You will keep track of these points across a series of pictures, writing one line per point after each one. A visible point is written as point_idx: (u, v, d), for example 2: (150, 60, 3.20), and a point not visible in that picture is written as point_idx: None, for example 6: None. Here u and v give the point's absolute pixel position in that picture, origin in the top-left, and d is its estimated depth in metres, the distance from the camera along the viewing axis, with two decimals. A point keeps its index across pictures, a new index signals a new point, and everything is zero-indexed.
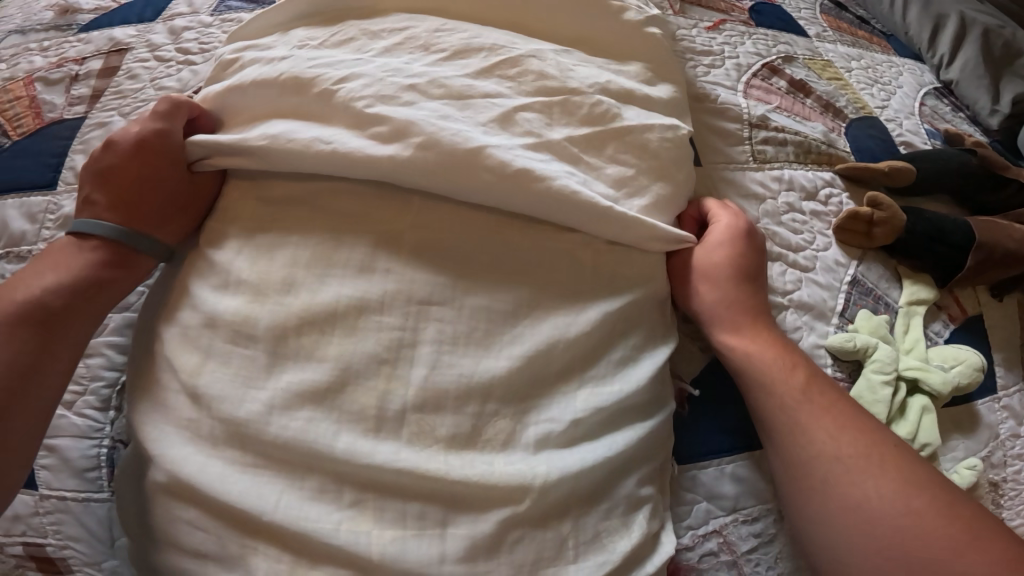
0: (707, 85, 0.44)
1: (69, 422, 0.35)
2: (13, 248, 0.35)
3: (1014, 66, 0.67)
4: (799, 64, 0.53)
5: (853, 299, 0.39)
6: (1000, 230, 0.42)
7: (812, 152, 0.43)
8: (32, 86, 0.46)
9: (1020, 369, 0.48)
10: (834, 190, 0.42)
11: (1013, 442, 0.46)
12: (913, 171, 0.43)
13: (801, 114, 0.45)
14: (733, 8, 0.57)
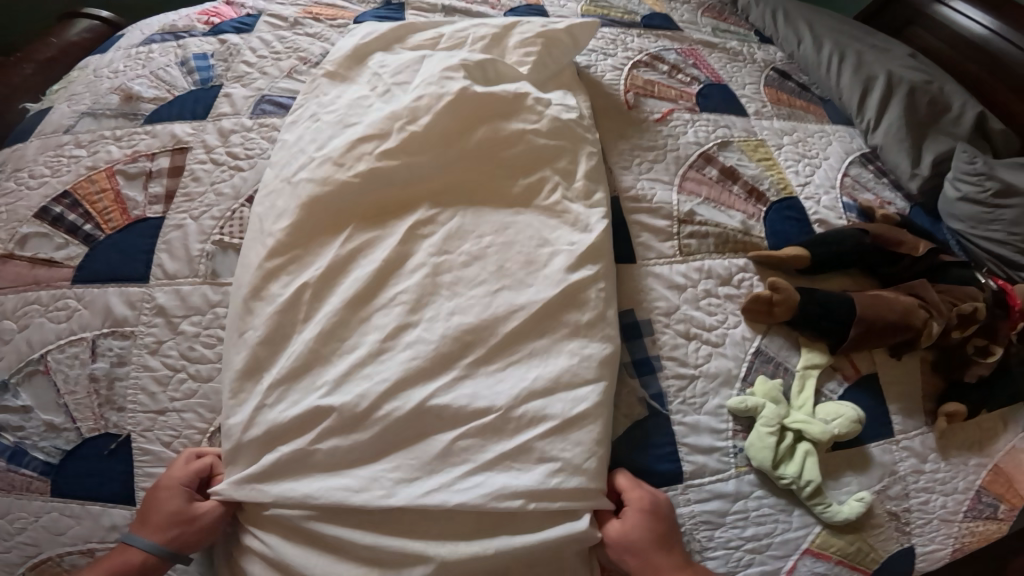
0: (648, 191, 0.56)
1: (165, 455, 0.47)
2: (119, 327, 0.50)
3: (941, 122, 0.79)
4: (733, 148, 0.64)
5: (755, 367, 0.52)
6: (882, 305, 0.53)
7: (729, 242, 0.55)
8: (115, 178, 0.58)
9: (921, 415, 0.62)
10: (746, 274, 0.54)
11: (912, 477, 0.60)
12: (809, 254, 0.54)
13: (726, 203, 0.57)
14: (682, 95, 0.69)
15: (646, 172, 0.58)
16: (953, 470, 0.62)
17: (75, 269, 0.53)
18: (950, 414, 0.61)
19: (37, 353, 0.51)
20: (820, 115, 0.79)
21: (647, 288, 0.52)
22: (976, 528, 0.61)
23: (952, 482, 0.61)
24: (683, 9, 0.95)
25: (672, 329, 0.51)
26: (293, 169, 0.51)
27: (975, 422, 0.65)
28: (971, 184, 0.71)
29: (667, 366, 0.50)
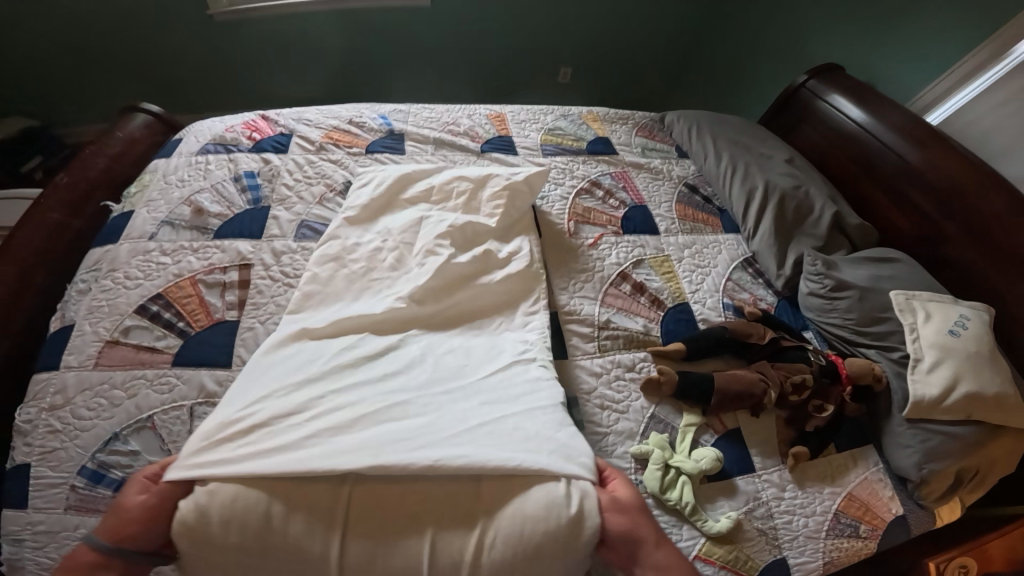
0: (575, 302, 0.85)
1: None
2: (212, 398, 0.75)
3: (805, 224, 1.06)
4: (645, 265, 0.92)
5: (649, 426, 0.77)
6: (734, 380, 0.80)
7: (634, 342, 0.83)
8: (197, 285, 0.84)
9: (775, 455, 0.87)
10: (645, 363, 0.82)
11: (775, 501, 0.83)
12: (684, 347, 0.82)
13: (633, 311, 0.86)
14: (611, 219, 0.98)
15: (580, 294, 0.86)
16: (809, 497, 0.85)
17: (174, 354, 0.79)
18: (798, 453, 0.85)
19: (145, 414, 0.74)
20: (716, 226, 1.07)
21: (574, 377, 0.78)
22: (839, 545, 0.81)
23: (810, 506, 0.84)
24: (621, 130, 1.24)
25: (591, 401, 0.77)
26: (337, 301, 0.77)
27: (826, 460, 0.89)
28: (816, 282, 0.97)
29: (589, 426, 0.76)
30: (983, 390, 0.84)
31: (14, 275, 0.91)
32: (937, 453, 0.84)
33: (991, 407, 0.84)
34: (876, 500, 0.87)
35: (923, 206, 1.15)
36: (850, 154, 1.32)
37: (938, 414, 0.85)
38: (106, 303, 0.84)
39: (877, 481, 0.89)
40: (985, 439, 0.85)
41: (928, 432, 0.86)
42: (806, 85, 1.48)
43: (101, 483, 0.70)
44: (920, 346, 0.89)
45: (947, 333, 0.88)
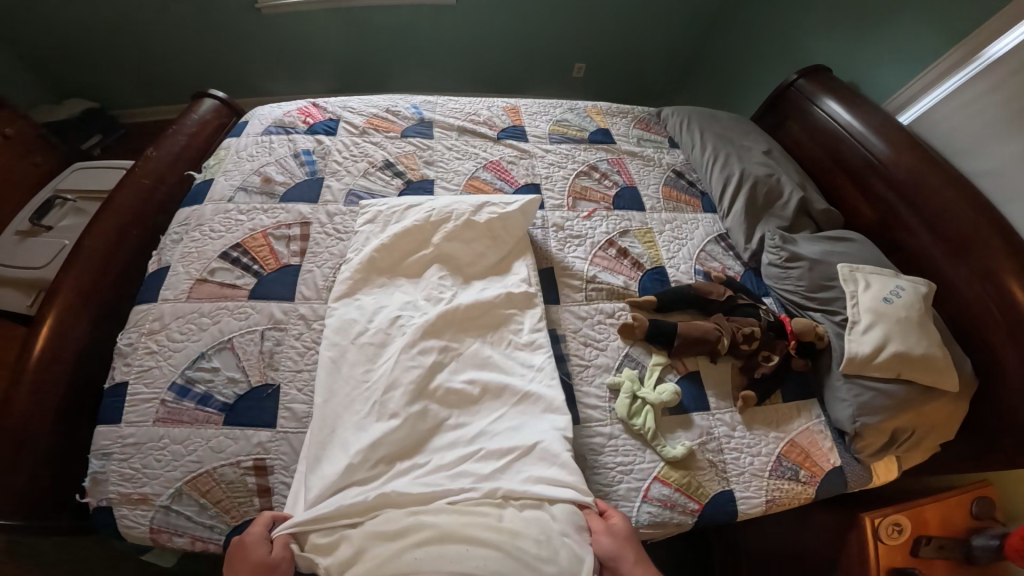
0: (570, 259, 1.12)
1: (299, 397, 0.92)
2: (275, 328, 0.99)
3: (774, 207, 1.24)
4: (631, 236, 1.18)
5: (624, 361, 1.04)
6: (695, 329, 1.05)
7: (616, 294, 1.09)
8: (267, 237, 1.08)
9: (728, 398, 1.06)
10: (623, 311, 1.08)
11: (726, 437, 1.01)
12: (657, 300, 1.07)
13: (615, 269, 1.13)
14: (603, 197, 1.23)
15: (577, 259, 1.12)
16: (757, 439, 1.02)
17: (249, 290, 1.02)
18: (746, 397, 1.03)
19: (225, 338, 0.97)
20: (697, 207, 1.28)
21: (564, 318, 1.06)
22: (781, 485, 0.98)
23: (757, 447, 1.01)
24: (620, 123, 1.43)
25: (576, 338, 1.04)
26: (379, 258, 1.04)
27: (773, 408, 1.07)
28: (776, 254, 1.17)
29: (573, 356, 1.02)
30: (911, 350, 0.99)
31: (112, 232, 1.13)
32: (869, 406, 1.01)
33: (918, 367, 0.99)
34: (817, 450, 1.03)
35: (884, 194, 1.30)
36: (827, 147, 1.47)
37: (871, 370, 1.02)
38: (195, 249, 1.06)
39: (819, 433, 1.06)
40: (913, 397, 1.01)
41: (862, 387, 1.03)
42: (796, 84, 1.63)
43: (184, 398, 0.91)
44: (858, 310, 1.06)
45: (882, 300, 1.05)
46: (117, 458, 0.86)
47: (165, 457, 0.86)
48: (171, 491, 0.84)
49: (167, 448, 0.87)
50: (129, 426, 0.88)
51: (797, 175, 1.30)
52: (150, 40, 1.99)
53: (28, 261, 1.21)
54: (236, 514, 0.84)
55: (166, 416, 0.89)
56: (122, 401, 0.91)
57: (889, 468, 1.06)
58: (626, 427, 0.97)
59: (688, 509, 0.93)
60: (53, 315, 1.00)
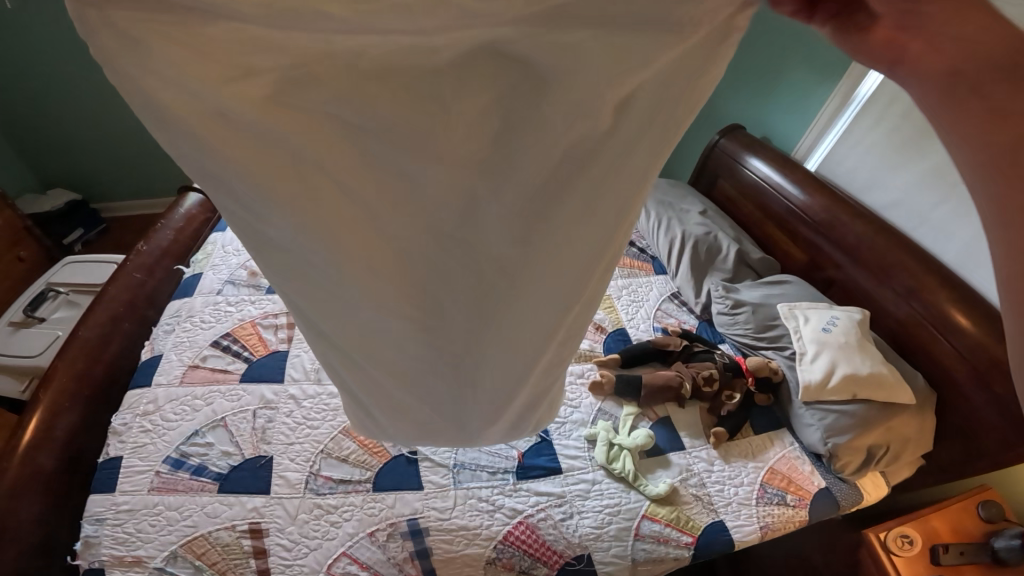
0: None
1: (296, 463, 1.04)
2: (274, 403, 1.10)
3: (715, 262, 1.38)
4: None
5: (597, 415, 1.17)
6: (658, 377, 1.17)
7: (583, 354, 1.25)
8: (255, 327, 1.20)
9: (702, 437, 1.17)
10: (588, 368, 1.23)
11: (705, 469, 1.12)
12: (620, 356, 1.21)
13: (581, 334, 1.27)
14: None
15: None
16: (736, 470, 1.12)
17: (239, 374, 1.13)
18: (717, 434, 1.14)
19: (219, 416, 1.08)
20: (649, 270, 1.45)
21: None
22: (772, 512, 1.07)
23: (737, 477, 1.11)
24: None
25: None
26: None
27: (746, 440, 1.17)
28: (722, 300, 1.31)
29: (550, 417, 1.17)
30: (857, 371, 1.09)
31: (106, 320, 1.19)
32: (835, 427, 1.10)
33: (869, 386, 1.09)
34: (799, 474, 1.13)
35: (809, 235, 1.45)
36: (752, 198, 1.64)
37: (827, 395, 1.12)
38: (187, 339, 1.16)
39: (797, 458, 1.15)
40: (874, 413, 1.10)
41: (825, 411, 1.13)
42: (719, 144, 1.78)
43: (179, 469, 1.01)
44: (803, 343, 1.18)
45: (821, 330, 1.18)
46: (111, 523, 0.94)
47: (160, 522, 0.95)
48: (166, 554, 0.92)
49: (161, 514, 0.95)
50: (123, 494, 0.97)
51: (730, 229, 1.45)
52: (131, 137, 2.11)
53: (20, 352, 1.25)
54: (231, 575, 0.92)
55: (161, 485, 0.98)
56: (116, 472, 1.00)
57: (877, 486, 1.16)
58: (608, 472, 1.10)
59: (683, 542, 1.03)
60: (46, 399, 1.04)
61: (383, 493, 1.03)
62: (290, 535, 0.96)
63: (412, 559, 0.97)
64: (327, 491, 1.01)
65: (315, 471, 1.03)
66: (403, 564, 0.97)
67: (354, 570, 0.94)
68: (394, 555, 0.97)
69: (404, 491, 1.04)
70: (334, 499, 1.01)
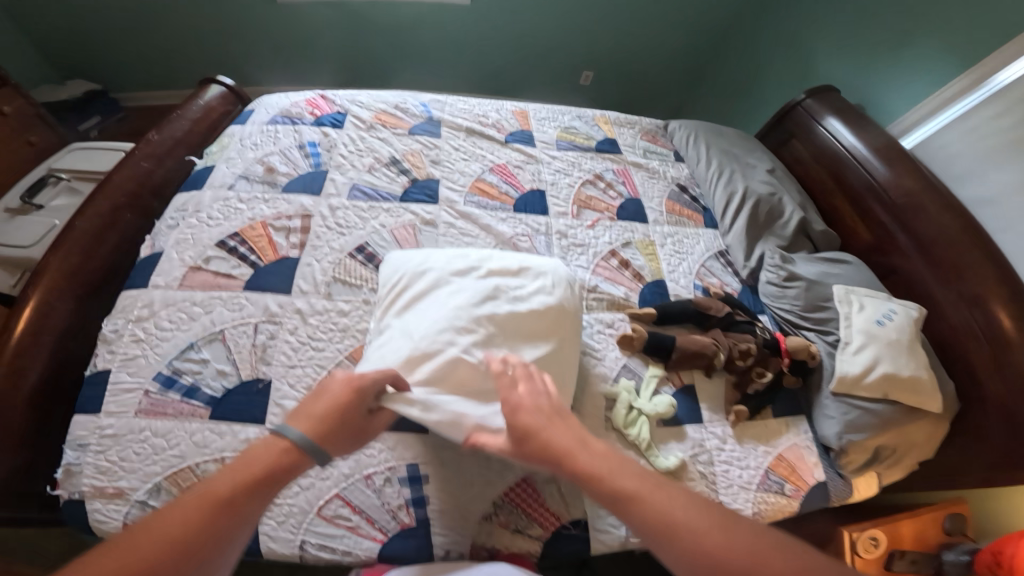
0: (573, 269, 1.14)
1: (292, 394, 0.97)
2: (274, 321, 1.02)
3: (775, 226, 1.30)
4: (634, 247, 1.22)
5: (620, 374, 1.07)
6: (693, 342, 1.09)
7: (617, 303, 1.14)
8: (267, 227, 1.10)
9: (721, 412, 1.08)
10: (619, 318, 1.13)
11: (717, 448, 1.03)
12: (655, 313, 1.11)
13: (616, 280, 1.16)
14: (607, 207, 1.27)
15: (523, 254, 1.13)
16: (746, 452, 1.04)
17: (244, 281, 1.05)
18: (738, 412, 1.05)
19: (217, 330, 1.01)
20: (699, 222, 1.34)
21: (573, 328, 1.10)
22: (766, 499, 0.99)
23: (746, 459, 1.03)
24: (627, 134, 1.49)
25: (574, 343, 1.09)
26: (415, 233, 1.11)
27: (762, 422, 1.08)
28: (775, 269, 1.21)
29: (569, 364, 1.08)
30: (899, 372, 1.01)
31: (107, 212, 1.11)
32: (855, 425, 1.02)
33: (906, 389, 1.01)
34: (802, 464, 1.04)
35: (882, 217, 1.31)
36: (829, 169, 1.49)
37: (860, 390, 1.03)
38: (191, 237, 1.08)
39: (804, 448, 1.07)
40: (897, 417, 1.03)
41: (849, 406, 1.04)
42: (803, 102, 1.65)
43: (170, 390, 0.96)
44: (851, 332, 1.08)
45: (874, 322, 1.08)
46: (94, 450, 0.90)
47: (145, 451, 0.90)
48: (149, 487, 0.88)
49: (148, 442, 0.91)
50: (108, 418, 0.92)
51: (798, 196, 1.37)
52: (159, 22, 1.96)
53: (12, 240, 1.17)
54: None
55: (149, 408, 0.94)
56: (102, 389, 0.95)
57: (868, 485, 1.07)
58: (620, 435, 1.01)
59: None
60: (37, 295, 0.98)
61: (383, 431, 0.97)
62: None
63: (407, 506, 0.91)
64: None
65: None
66: (395, 510, 0.91)
67: (344, 514, 0.89)
68: (389, 502, 0.91)
69: (408, 431, 0.98)
70: None
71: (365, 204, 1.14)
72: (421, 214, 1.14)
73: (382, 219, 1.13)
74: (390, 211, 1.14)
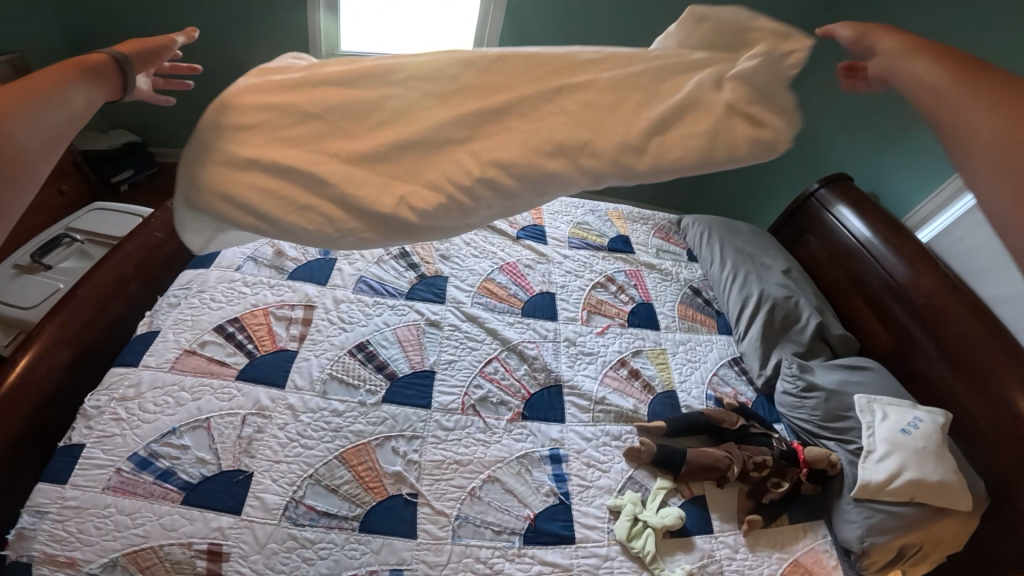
0: (579, 379, 1.15)
1: (274, 487, 0.91)
2: (262, 411, 0.98)
3: (790, 331, 1.28)
4: (644, 356, 1.22)
5: (627, 484, 1.03)
6: (706, 456, 1.05)
7: (624, 417, 1.11)
8: (267, 316, 1.11)
9: (735, 522, 1.02)
10: (628, 434, 1.09)
11: (728, 559, 0.98)
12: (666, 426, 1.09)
13: (626, 391, 1.15)
14: (618, 312, 1.29)
15: (521, 366, 1.14)
16: (758, 560, 0.99)
17: (237, 370, 1.02)
18: (751, 520, 1.00)
19: (202, 417, 0.96)
20: (712, 327, 1.34)
21: (567, 437, 1.06)
22: None
23: (759, 567, 0.98)
24: (640, 231, 1.54)
25: (579, 459, 1.04)
26: (419, 323, 1.16)
27: (778, 528, 1.03)
28: (789, 381, 1.17)
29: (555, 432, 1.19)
30: (926, 477, 0.96)
31: (113, 281, 1.09)
32: (879, 527, 0.98)
33: (932, 492, 0.96)
34: (821, 569, 0.99)
35: (898, 316, 1.30)
36: (845, 265, 1.48)
37: (885, 496, 0.99)
38: (191, 317, 1.07)
39: (823, 551, 1.02)
40: (923, 518, 0.98)
41: (873, 509, 1.00)
42: (816, 193, 1.63)
43: (144, 470, 0.89)
44: (874, 440, 1.04)
45: (899, 431, 1.03)
46: (53, 517, 0.83)
47: (106, 526, 0.84)
48: (105, 560, 0.81)
49: (110, 518, 0.84)
50: (73, 490, 0.86)
51: (813, 300, 1.35)
52: None
53: (13, 300, 1.15)
54: None
55: (118, 486, 0.87)
56: (74, 461, 0.89)
57: None
58: (625, 549, 0.94)
59: None
60: (25, 360, 0.91)
61: (369, 535, 0.89)
62: (253, 564, 0.84)
63: None
64: (306, 523, 0.88)
65: (298, 498, 0.90)
66: None
67: None
68: None
69: (395, 536, 0.90)
70: (312, 533, 0.88)
71: (371, 298, 1.17)
72: (428, 314, 1.18)
73: (386, 316, 1.16)
74: (396, 308, 1.17)
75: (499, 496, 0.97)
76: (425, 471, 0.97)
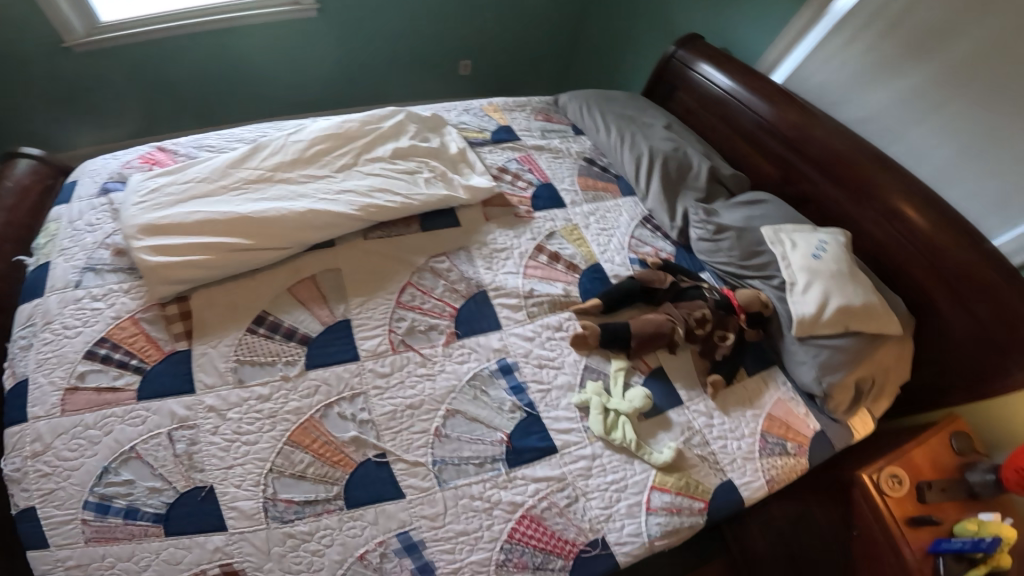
0: (503, 278, 1.11)
1: (241, 493, 0.82)
2: (185, 422, 0.86)
3: (687, 178, 1.30)
4: (558, 237, 1.20)
5: (585, 375, 1.03)
6: (648, 325, 1.06)
7: (559, 302, 1.10)
8: (139, 324, 0.95)
9: (698, 386, 1.07)
10: (568, 320, 1.08)
11: (709, 427, 1.02)
12: (601, 302, 1.09)
13: (552, 277, 1.14)
14: (521, 201, 1.25)
15: (438, 285, 1.08)
16: (736, 422, 1.04)
17: (136, 391, 0.88)
18: (714, 383, 1.04)
19: (128, 446, 0.83)
20: (615, 192, 1.33)
21: (511, 343, 1.03)
22: (774, 463, 1.00)
23: (739, 428, 1.03)
24: (520, 117, 1.48)
25: (530, 362, 1.02)
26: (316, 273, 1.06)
27: (743, 386, 1.08)
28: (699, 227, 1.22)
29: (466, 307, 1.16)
30: (851, 302, 1.02)
31: None
32: (829, 365, 1.04)
33: (862, 317, 1.02)
34: (794, 418, 1.07)
35: (777, 150, 1.36)
36: (721, 114, 1.50)
37: (820, 328, 1.04)
38: (52, 354, 0.90)
39: (789, 400, 1.09)
40: (864, 347, 1.04)
41: (818, 346, 1.06)
42: (676, 55, 1.64)
43: (109, 514, 0.78)
44: (793, 271, 1.10)
45: (811, 258, 1.09)
46: None
47: None
48: None
49: (115, 569, 0.76)
50: (61, 550, 0.76)
51: (700, 147, 1.38)
52: None
53: None
54: None
55: (98, 536, 0.77)
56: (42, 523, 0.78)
57: (864, 423, 1.09)
58: (607, 443, 0.96)
59: (695, 509, 0.93)
60: None
61: (359, 509, 0.83)
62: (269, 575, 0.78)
63: None
64: (293, 517, 0.81)
65: (271, 495, 0.82)
66: None
67: None
68: None
69: (385, 500, 0.85)
70: (307, 525, 0.81)
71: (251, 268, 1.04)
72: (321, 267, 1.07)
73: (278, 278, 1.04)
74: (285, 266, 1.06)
75: (467, 429, 0.93)
76: (383, 428, 0.90)
